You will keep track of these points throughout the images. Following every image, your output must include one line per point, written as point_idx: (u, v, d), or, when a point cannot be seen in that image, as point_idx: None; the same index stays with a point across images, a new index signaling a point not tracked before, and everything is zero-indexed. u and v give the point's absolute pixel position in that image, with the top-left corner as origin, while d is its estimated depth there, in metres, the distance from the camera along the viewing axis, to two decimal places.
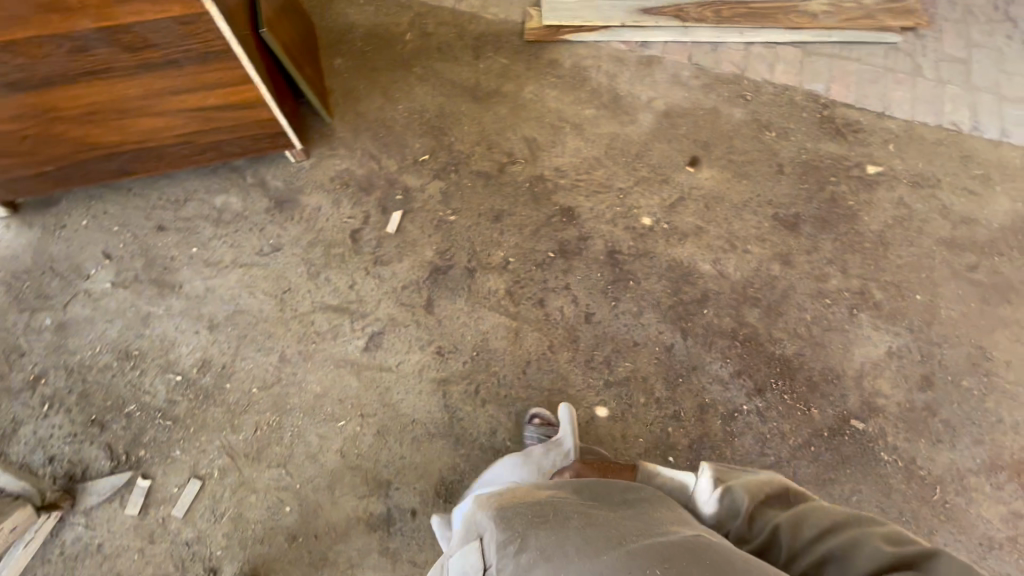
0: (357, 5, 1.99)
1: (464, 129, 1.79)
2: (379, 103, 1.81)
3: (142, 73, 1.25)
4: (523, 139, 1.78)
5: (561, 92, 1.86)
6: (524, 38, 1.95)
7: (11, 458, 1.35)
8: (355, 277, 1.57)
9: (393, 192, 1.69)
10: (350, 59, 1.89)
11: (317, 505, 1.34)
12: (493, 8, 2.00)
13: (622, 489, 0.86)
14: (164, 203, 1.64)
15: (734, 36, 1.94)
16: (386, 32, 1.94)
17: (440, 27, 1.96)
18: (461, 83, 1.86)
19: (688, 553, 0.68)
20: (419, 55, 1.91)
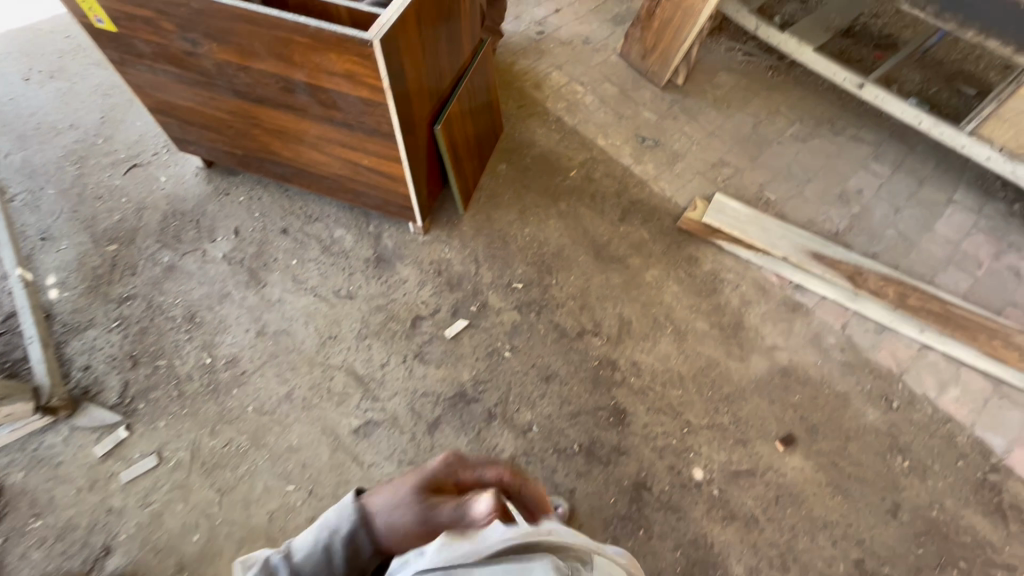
0: (547, 130, 2.15)
1: (570, 277, 1.76)
2: (511, 219, 1.89)
3: (324, 123, 1.45)
4: (619, 316, 1.69)
5: (683, 291, 1.75)
6: (678, 223, 1.89)
7: (66, 349, 1.57)
8: (393, 359, 1.59)
9: (472, 301, 1.71)
10: (512, 171, 2.02)
11: (218, 552, 1.30)
12: (663, 183, 2.00)
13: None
14: (301, 214, 1.87)
15: (908, 329, 1.65)
16: (557, 161, 2.05)
17: (605, 178, 2.01)
18: (593, 236, 1.86)
19: None
20: (571, 193, 1.96)
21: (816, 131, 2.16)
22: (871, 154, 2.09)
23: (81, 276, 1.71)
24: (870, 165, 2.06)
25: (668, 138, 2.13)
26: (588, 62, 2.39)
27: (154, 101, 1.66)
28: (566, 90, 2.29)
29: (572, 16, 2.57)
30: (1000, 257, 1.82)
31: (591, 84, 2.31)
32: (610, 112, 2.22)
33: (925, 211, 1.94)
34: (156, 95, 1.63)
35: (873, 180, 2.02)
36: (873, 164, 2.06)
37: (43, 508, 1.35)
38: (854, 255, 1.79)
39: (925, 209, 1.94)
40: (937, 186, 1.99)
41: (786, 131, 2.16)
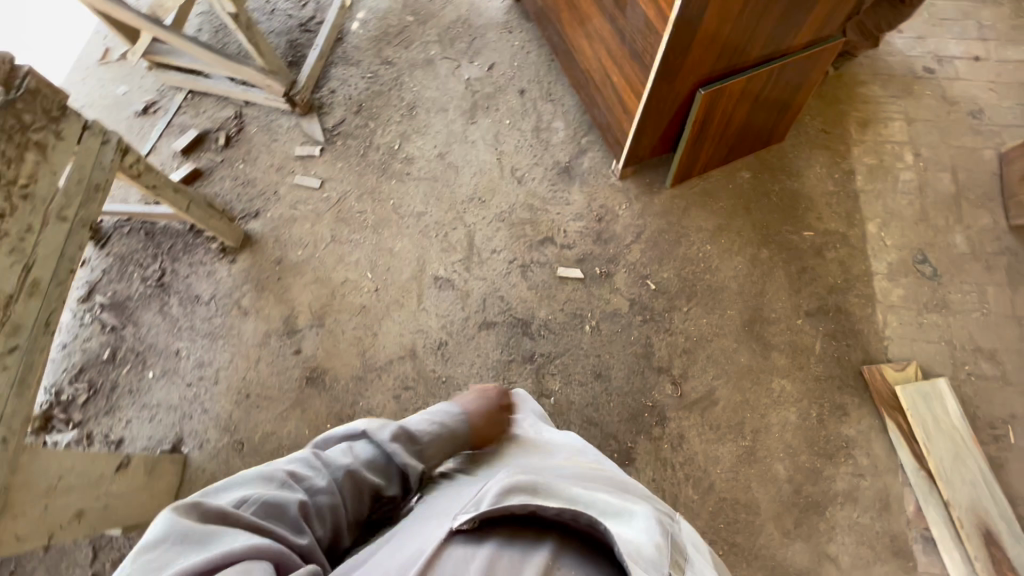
0: (826, 173, 1.77)
1: (703, 318, 1.57)
2: (704, 226, 1.69)
3: (609, 20, 1.41)
4: (711, 388, 1.49)
5: (796, 426, 1.45)
6: (865, 367, 1.50)
7: (332, 69, 1.93)
8: (505, 253, 1.65)
9: (602, 264, 1.64)
10: (749, 186, 1.75)
11: (302, 273, 1.63)
12: (896, 318, 1.56)
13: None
14: (545, 87, 1.90)
15: None
16: (803, 210, 1.72)
17: (835, 263, 1.64)
18: (763, 302, 1.59)
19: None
20: (784, 249, 1.66)
21: None
22: None
23: (378, 25, 2.03)
24: None
25: (955, 281, 1.61)
26: (950, 137, 1.82)
27: None
28: (891, 150, 1.81)
29: (987, 76, 1.92)
30: None
31: (928, 163, 1.79)
32: (916, 206, 1.72)
33: None
34: None
35: None
36: None
37: (248, 159, 1.79)
38: None
39: None
40: None
41: None
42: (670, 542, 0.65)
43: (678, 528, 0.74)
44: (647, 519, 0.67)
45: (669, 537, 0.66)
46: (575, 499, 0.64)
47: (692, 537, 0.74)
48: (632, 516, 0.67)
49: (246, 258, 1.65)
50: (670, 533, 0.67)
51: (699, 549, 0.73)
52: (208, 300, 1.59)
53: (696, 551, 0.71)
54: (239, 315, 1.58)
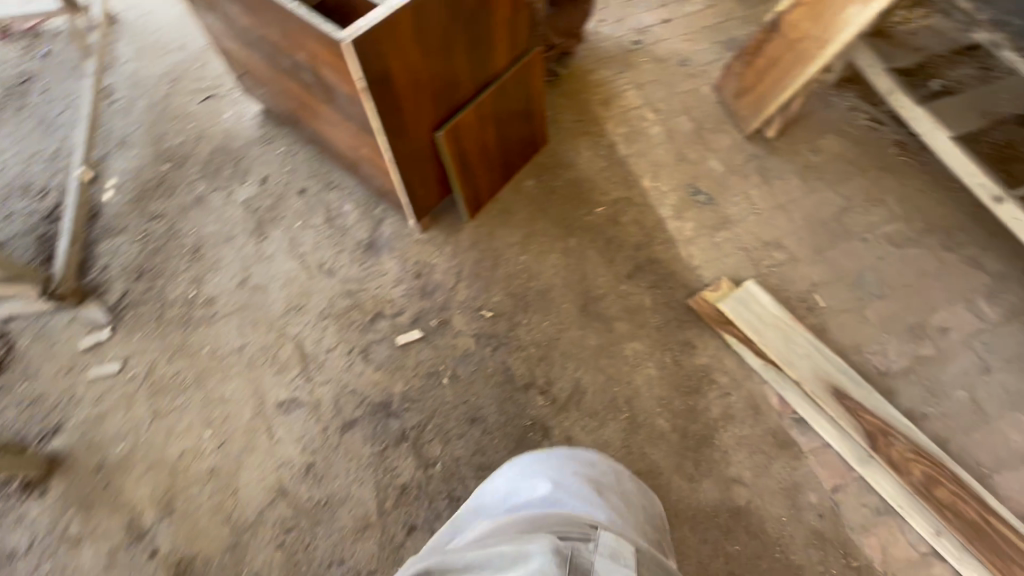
0: (594, 154, 1.97)
1: (544, 322, 1.64)
2: (512, 240, 1.79)
3: (331, 106, 1.47)
4: (575, 381, 1.54)
5: (659, 378, 1.54)
6: (691, 300, 1.65)
7: (97, 247, 1.81)
8: (340, 347, 1.61)
9: (436, 315, 1.66)
10: (537, 190, 1.89)
11: (131, 467, 1.46)
12: (695, 248, 1.75)
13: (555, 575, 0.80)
14: (322, 179, 1.93)
15: (919, 523, 1.31)
16: (588, 192, 1.88)
17: (631, 225, 1.81)
18: (588, 284, 1.70)
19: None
20: (586, 231, 1.80)
21: (920, 238, 1.73)
22: (985, 289, 1.63)
23: (133, 186, 1.94)
24: (976, 301, 1.62)
25: (725, 198, 1.84)
26: (673, 88, 2.12)
27: (221, 45, 1.79)
28: (635, 115, 2.06)
29: (680, 31, 2.28)
30: None
31: (667, 114, 2.06)
32: (672, 151, 1.96)
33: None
34: (221, 40, 1.74)
35: (970, 321, 1.58)
36: (980, 302, 1.61)
37: (28, 376, 1.59)
38: (890, 407, 1.44)
39: None
40: None
41: (880, 229, 1.76)
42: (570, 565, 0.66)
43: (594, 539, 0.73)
44: (540, 542, 0.68)
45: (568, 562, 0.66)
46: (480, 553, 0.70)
47: (611, 539, 0.72)
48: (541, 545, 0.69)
49: (58, 482, 1.44)
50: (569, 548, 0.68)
51: (623, 547, 0.71)
52: (26, 551, 1.36)
53: (614, 555, 0.70)
54: (69, 548, 1.36)
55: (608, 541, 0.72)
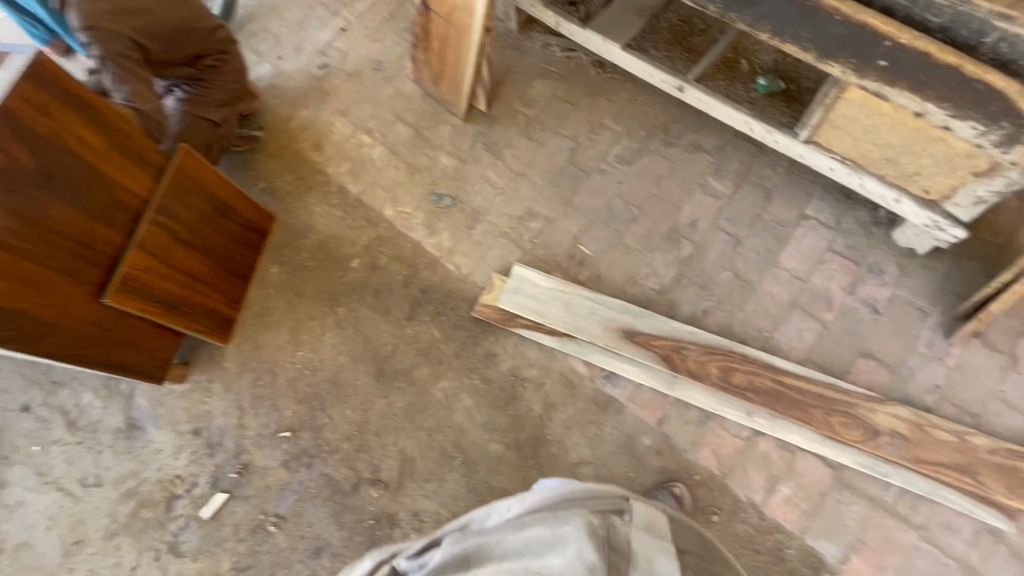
0: (328, 206, 1.82)
1: (347, 409, 1.53)
2: (282, 341, 1.63)
3: None
4: (401, 452, 1.47)
5: (476, 405, 1.50)
6: (474, 311, 1.60)
7: None
8: (143, 558, 1.40)
9: (233, 464, 1.48)
10: (286, 274, 1.73)
11: None
12: (459, 255, 1.69)
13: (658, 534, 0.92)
14: (42, 381, 1.62)
15: (734, 414, 1.40)
16: (338, 249, 1.75)
17: (392, 262, 1.71)
18: (374, 346, 1.60)
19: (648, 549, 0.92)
20: (352, 292, 1.68)
21: (645, 146, 1.79)
22: (712, 167, 1.73)
23: None
24: (708, 182, 1.71)
25: (468, 191, 1.79)
26: (378, 99, 1.99)
27: None
28: (353, 145, 1.92)
29: (361, 34, 2.14)
30: (856, 289, 1.52)
31: (382, 129, 1.94)
32: (402, 166, 1.86)
33: (768, 239, 1.61)
34: None
35: (710, 204, 1.68)
36: (712, 181, 1.71)
37: None
38: (674, 322, 1.50)
39: (769, 235, 1.62)
40: (786, 201, 1.65)
41: (610, 153, 1.79)
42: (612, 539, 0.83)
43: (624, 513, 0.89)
44: (575, 521, 0.81)
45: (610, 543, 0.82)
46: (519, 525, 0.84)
47: (646, 514, 0.89)
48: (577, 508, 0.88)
49: None
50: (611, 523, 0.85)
51: (658, 522, 0.88)
52: None
53: (651, 528, 0.87)
54: None
55: (642, 515, 0.89)
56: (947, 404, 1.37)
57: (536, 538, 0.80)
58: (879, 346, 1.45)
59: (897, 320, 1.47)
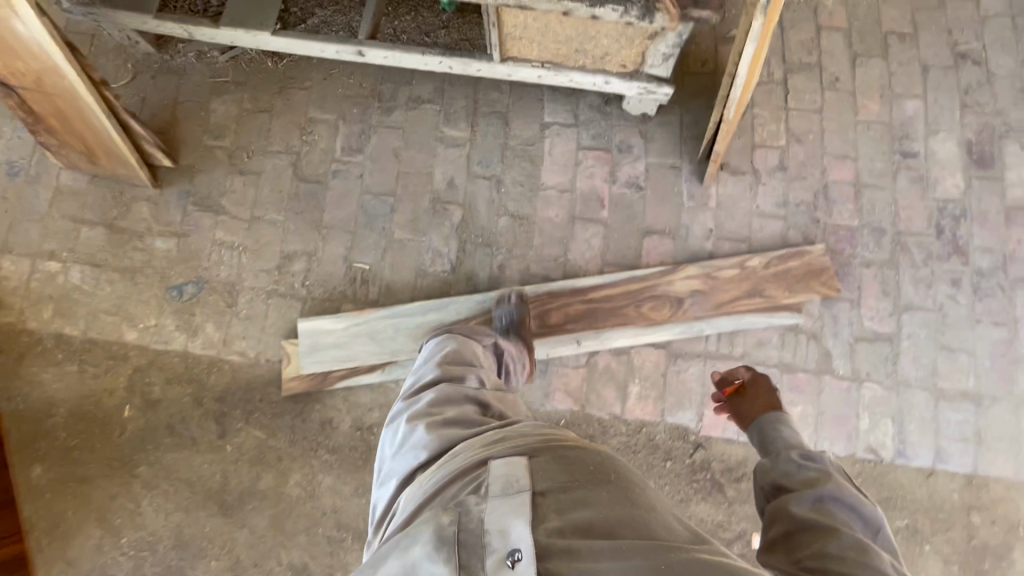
0: (57, 367, 1.48)
1: (211, 562, 1.37)
2: (96, 540, 1.38)
3: None
4: (290, 567, 1.37)
5: (337, 478, 1.40)
6: (284, 390, 1.43)
7: None
8: None
9: None
10: (55, 468, 1.43)
11: None
12: (238, 341, 1.48)
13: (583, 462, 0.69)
14: None
15: (566, 349, 1.42)
16: (98, 408, 1.46)
17: (169, 387, 1.46)
18: (202, 484, 1.41)
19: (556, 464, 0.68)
20: (144, 444, 1.43)
21: (366, 124, 1.59)
22: (440, 115, 1.59)
23: None
24: (444, 133, 1.58)
25: (208, 266, 1.53)
26: (39, 211, 1.57)
27: None
28: (41, 281, 1.53)
29: None
30: (616, 174, 1.53)
31: (66, 244, 1.55)
32: (117, 276, 1.53)
33: (524, 164, 1.55)
34: None
35: (457, 156, 1.57)
36: (448, 130, 1.58)
37: None
38: (478, 295, 1.45)
39: (523, 160, 1.56)
40: (523, 117, 1.58)
41: (335, 149, 1.58)
42: (459, 537, 0.56)
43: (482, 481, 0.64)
44: (421, 529, 0.58)
45: (457, 541, 0.55)
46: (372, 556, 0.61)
47: (509, 470, 0.65)
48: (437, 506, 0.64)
49: None
50: (454, 509, 0.58)
51: (520, 474, 0.64)
52: None
53: (506, 488, 0.62)
54: None
55: (500, 473, 0.64)
56: (724, 241, 1.48)
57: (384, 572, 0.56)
58: (654, 218, 1.50)
59: (659, 185, 1.52)
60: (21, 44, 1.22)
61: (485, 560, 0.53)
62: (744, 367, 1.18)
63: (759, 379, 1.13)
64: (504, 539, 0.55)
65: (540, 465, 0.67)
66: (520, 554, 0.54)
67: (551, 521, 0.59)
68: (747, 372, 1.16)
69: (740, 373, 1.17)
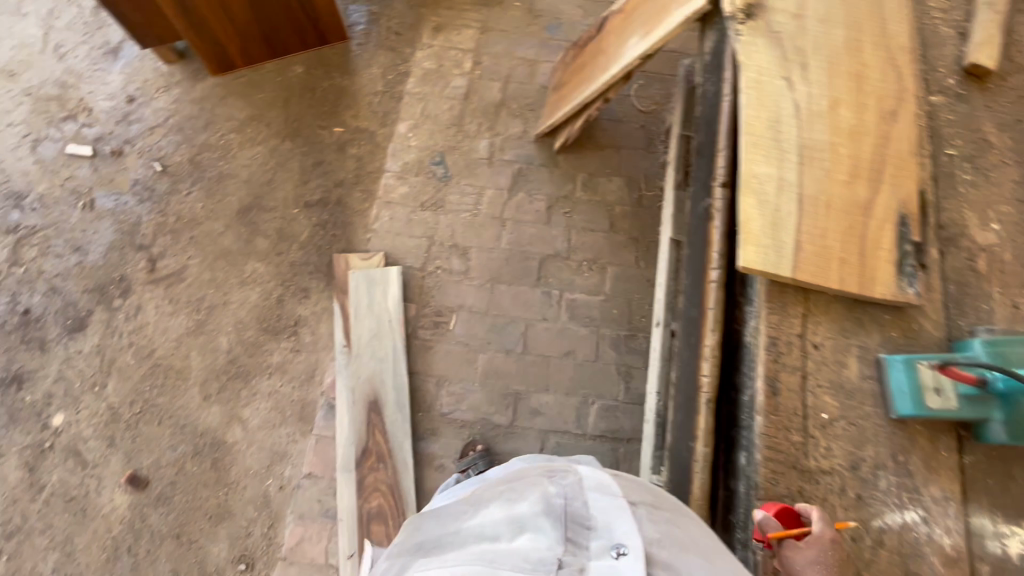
0: (381, 74, 1.82)
1: (201, 201, 1.64)
2: (235, 115, 1.73)
3: None
4: (182, 264, 1.58)
5: (252, 304, 1.55)
6: (338, 254, 1.59)
7: None
8: (21, 127, 1.70)
9: (116, 143, 1.68)
10: (300, 80, 1.79)
11: None
12: (388, 212, 1.65)
13: (669, 502, 0.72)
14: None
15: (342, 542, 1.33)
16: (343, 106, 1.77)
17: (354, 159, 1.71)
18: (269, 189, 1.66)
19: (652, 496, 0.71)
20: (309, 143, 1.72)
21: (600, 322, 1.57)
22: (612, 400, 1.50)
23: None
24: (591, 404, 1.49)
25: (460, 183, 1.69)
26: (515, 48, 1.87)
27: None
28: (454, 57, 1.84)
29: None
30: None
31: (484, 71, 1.83)
32: (455, 111, 1.78)
33: None
34: None
35: (566, 418, 1.48)
36: (595, 409, 1.49)
37: None
38: (408, 439, 1.42)
39: None
40: None
41: (572, 292, 1.60)
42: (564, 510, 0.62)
43: (572, 472, 0.69)
44: (532, 495, 0.65)
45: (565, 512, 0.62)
46: (482, 507, 0.69)
47: (598, 473, 0.69)
48: (537, 475, 0.71)
49: None
50: (560, 486, 0.66)
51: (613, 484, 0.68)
52: None
53: (604, 489, 0.66)
54: None
55: (592, 476, 0.68)
56: None
57: (496, 526, 0.63)
58: None
59: None
60: (615, 49, 1.41)
61: (591, 538, 0.60)
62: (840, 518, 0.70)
63: (823, 548, 0.65)
64: (608, 534, 0.61)
65: (628, 488, 0.70)
66: (624, 556, 0.59)
67: (650, 527, 0.63)
68: (828, 534, 0.66)
69: (814, 515, 0.67)
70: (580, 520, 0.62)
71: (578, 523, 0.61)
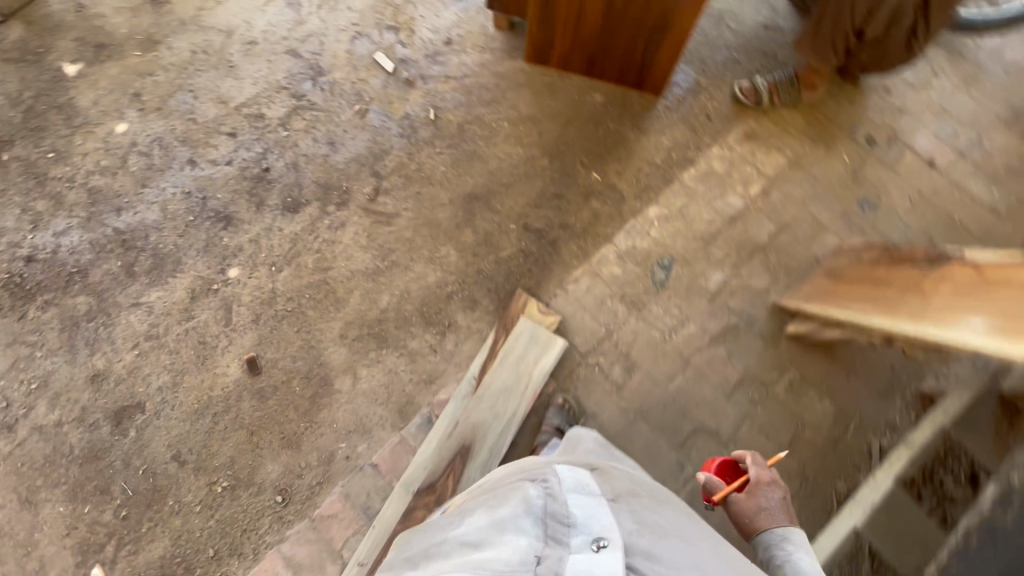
0: (666, 148, 1.69)
1: (444, 165, 1.66)
2: (519, 107, 1.72)
3: None
4: (396, 211, 1.62)
5: (425, 283, 1.56)
6: (522, 292, 1.54)
7: None
8: (356, 15, 1.82)
9: (413, 73, 1.75)
10: (592, 109, 1.72)
11: None
12: (588, 282, 1.56)
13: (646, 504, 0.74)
14: None
15: (362, 549, 1.32)
16: (614, 156, 1.68)
17: (590, 212, 1.63)
18: (503, 192, 1.64)
19: (631, 502, 0.71)
20: (563, 171, 1.66)
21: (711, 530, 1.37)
22: None
23: None
24: None
25: (670, 299, 1.55)
26: (813, 201, 1.64)
27: None
28: (746, 173, 1.66)
29: (919, 186, 1.66)
30: None
31: (766, 206, 1.63)
32: (711, 226, 1.61)
33: None
34: None
35: None
36: None
37: None
38: None
39: None
40: None
41: None
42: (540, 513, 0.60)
43: (549, 476, 0.68)
44: (511, 500, 0.62)
45: (542, 515, 0.60)
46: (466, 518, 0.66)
47: (572, 472, 0.69)
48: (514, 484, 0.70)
49: None
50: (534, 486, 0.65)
51: (588, 484, 0.67)
52: None
53: (580, 487, 0.66)
54: None
55: (568, 476, 0.68)
56: None
57: (479, 530, 0.60)
58: None
59: None
60: (939, 313, 1.17)
61: (572, 535, 0.57)
62: (766, 460, 1.07)
63: (764, 488, 1.02)
64: (588, 529, 0.58)
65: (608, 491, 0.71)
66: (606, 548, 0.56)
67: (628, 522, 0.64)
68: (763, 475, 1.03)
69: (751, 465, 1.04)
70: (556, 514, 0.60)
71: (556, 518, 0.59)
